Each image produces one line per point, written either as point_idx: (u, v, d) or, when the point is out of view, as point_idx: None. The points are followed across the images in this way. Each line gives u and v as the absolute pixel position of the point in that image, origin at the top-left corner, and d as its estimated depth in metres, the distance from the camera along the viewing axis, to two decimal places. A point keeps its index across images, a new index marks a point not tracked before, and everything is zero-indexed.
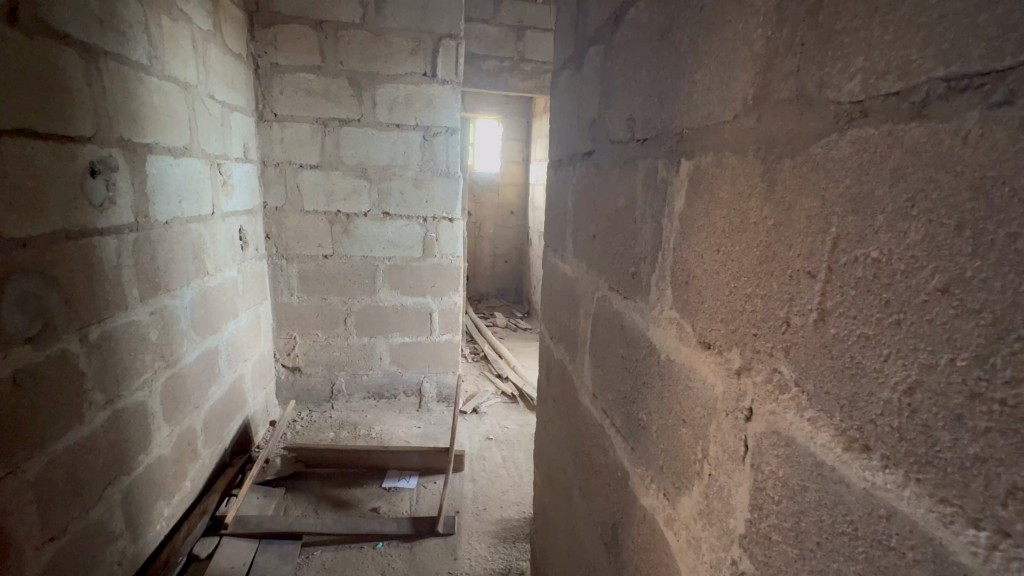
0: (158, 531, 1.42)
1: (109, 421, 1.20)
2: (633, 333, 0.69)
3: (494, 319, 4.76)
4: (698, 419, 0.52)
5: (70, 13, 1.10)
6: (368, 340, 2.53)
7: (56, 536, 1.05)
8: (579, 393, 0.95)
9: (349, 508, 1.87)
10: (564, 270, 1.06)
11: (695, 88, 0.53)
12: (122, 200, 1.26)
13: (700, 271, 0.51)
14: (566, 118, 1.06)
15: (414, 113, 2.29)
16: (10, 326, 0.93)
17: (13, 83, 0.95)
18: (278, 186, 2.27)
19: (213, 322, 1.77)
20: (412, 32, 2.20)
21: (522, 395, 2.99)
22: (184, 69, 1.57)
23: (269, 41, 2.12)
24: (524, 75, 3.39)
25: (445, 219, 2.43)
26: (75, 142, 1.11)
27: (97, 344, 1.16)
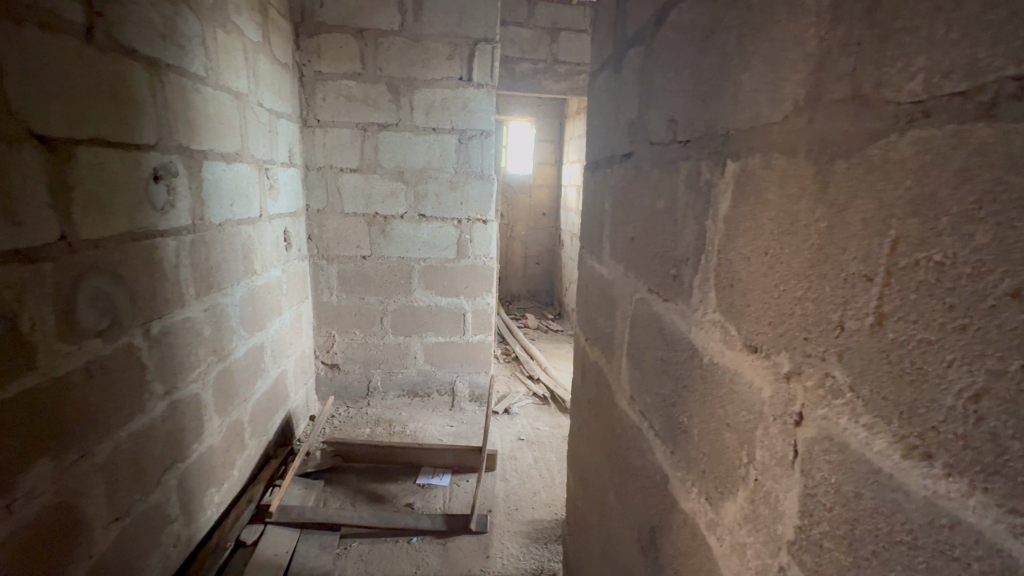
0: (209, 517, 1.50)
1: (167, 410, 1.28)
2: (675, 336, 0.68)
3: (526, 320, 4.78)
4: (743, 422, 0.51)
5: (137, 30, 1.18)
6: (403, 339, 2.59)
7: (120, 516, 1.13)
8: (616, 396, 0.94)
9: (385, 502, 1.92)
10: (601, 272, 1.06)
11: (742, 89, 0.52)
12: (180, 204, 1.34)
13: (746, 273, 0.51)
14: (603, 120, 1.06)
15: (449, 117, 2.34)
16: (84, 320, 1.01)
17: (89, 96, 1.03)
18: (319, 189, 2.35)
19: (260, 319, 1.86)
20: (449, 37, 2.25)
21: (553, 396, 2.99)
22: (236, 79, 1.65)
23: (313, 50, 2.21)
24: (557, 76, 3.40)
25: (479, 221, 2.46)
26: (140, 149, 1.19)
27: (157, 338, 1.24)
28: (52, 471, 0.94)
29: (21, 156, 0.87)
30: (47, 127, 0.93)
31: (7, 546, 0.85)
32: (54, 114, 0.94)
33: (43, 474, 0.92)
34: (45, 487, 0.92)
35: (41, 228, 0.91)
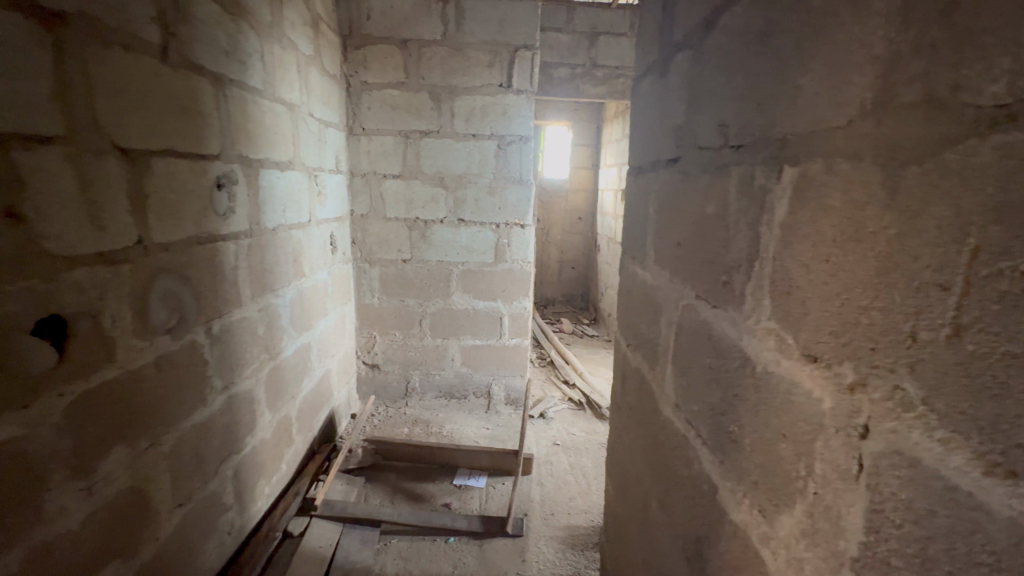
0: (260, 507, 1.57)
1: (224, 405, 1.36)
2: (724, 344, 0.67)
3: (561, 325, 4.76)
4: (801, 434, 0.50)
5: (205, 48, 1.26)
6: (441, 341, 2.64)
7: (183, 503, 1.20)
8: (660, 403, 0.93)
9: (423, 501, 1.95)
10: (644, 277, 1.05)
11: (801, 92, 0.51)
12: (239, 210, 1.42)
13: (805, 281, 0.50)
14: (648, 124, 1.06)
15: (489, 123, 2.37)
16: (155, 318, 1.09)
17: (162, 111, 1.11)
18: (364, 195, 2.43)
19: (308, 319, 1.94)
20: (490, 45, 2.29)
21: (589, 402, 2.96)
22: (290, 91, 1.74)
23: (360, 62, 2.29)
24: (596, 81, 3.39)
25: (517, 225, 2.48)
26: (206, 159, 1.27)
27: (218, 336, 1.32)
28: (127, 457, 1.01)
29: (105, 167, 0.95)
30: (127, 140, 1.00)
31: (88, 525, 0.92)
32: (133, 128, 1.02)
33: (119, 459, 0.99)
34: (120, 472, 0.99)
35: (122, 233, 0.99)
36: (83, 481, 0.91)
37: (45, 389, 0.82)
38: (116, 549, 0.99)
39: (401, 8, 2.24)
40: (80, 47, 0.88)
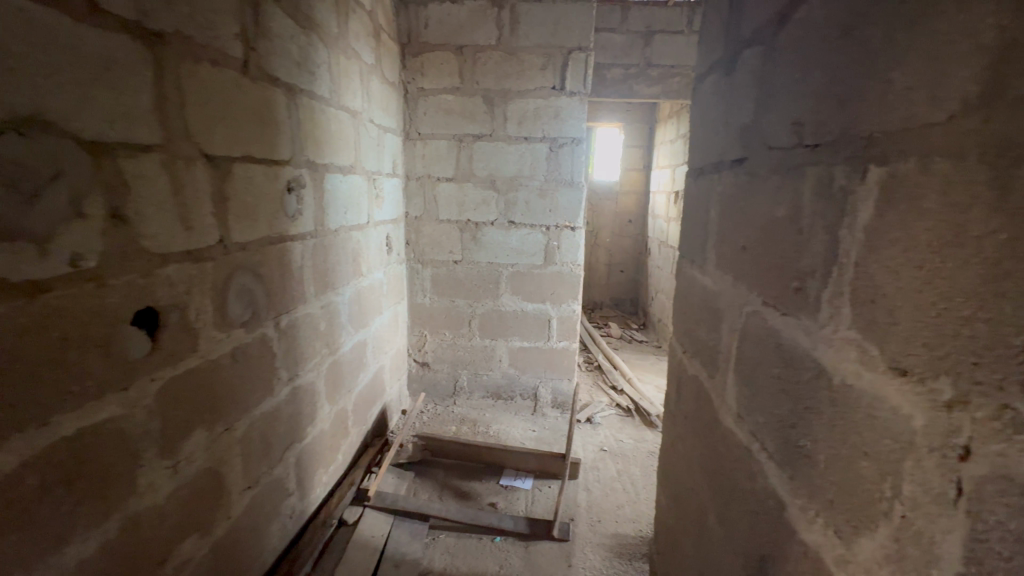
0: (318, 495, 1.66)
1: (289, 396, 1.44)
2: (796, 354, 0.64)
3: (609, 330, 4.69)
4: (884, 452, 0.47)
5: (280, 61, 1.34)
6: (489, 341, 2.67)
7: (252, 485, 1.29)
8: (719, 413, 0.90)
9: (470, 499, 1.98)
10: (704, 283, 1.02)
11: (891, 88, 0.48)
12: (306, 212, 1.51)
13: (894, 289, 0.46)
14: (710, 123, 1.02)
15: (542, 125, 2.38)
16: (232, 312, 1.17)
17: (243, 119, 1.20)
18: (418, 198, 2.50)
19: (364, 317, 2.03)
20: (543, 48, 2.29)
21: (638, 409, 2.89)
22: (353, 98, 1.83)
23: (417, 69, 2.36)
24: (650, 80, 3.32)
25: (567, 228, 2.48)
26: (279, 164, 1.36)
27: (285, 330, 1.40)
28: (205, 440, 1.09)
29: (194, 172, 1.04)
30: (212, 147, 1.09)
31: (171, 501, 1.00)
32: (217, 136, 1.11)
33: (199, 442, 1.08)
34: (200, 453, 1.08)
35: (205, 233, 1.08)
36: (169, 460, 0.99)
37: (140, 373, 0.90)
38: (194, 525, 1.08)
39: (457, 16, 2.29)
40: (174, 62, 0.97)
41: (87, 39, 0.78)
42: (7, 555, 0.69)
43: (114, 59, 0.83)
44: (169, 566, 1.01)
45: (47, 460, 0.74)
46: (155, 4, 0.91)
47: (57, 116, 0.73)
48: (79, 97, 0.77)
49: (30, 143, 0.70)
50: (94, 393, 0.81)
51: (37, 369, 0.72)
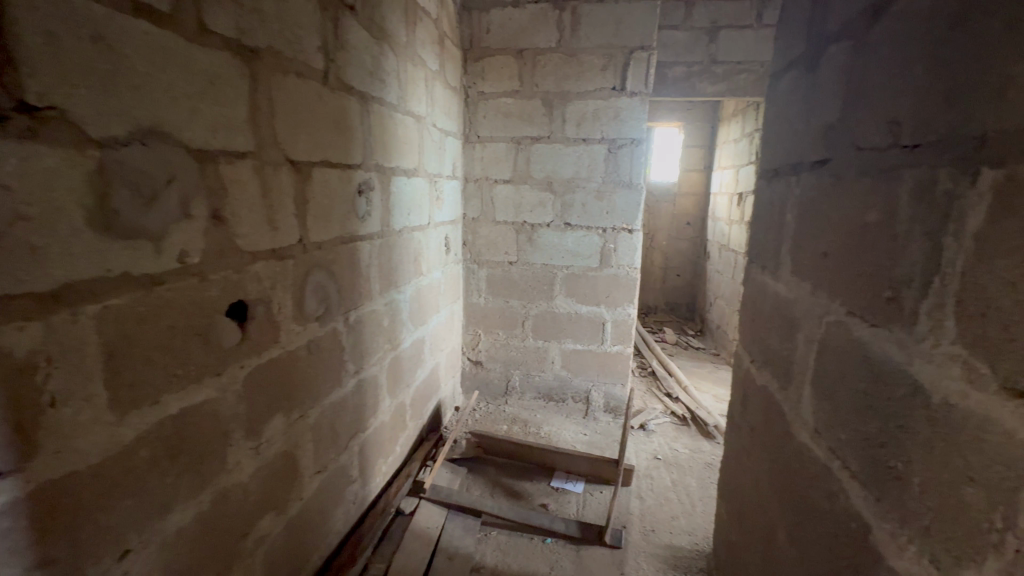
0: (378, 483, 1.73)
1: (355, 388, 1.52)
2: (886, 368, 0.60)
3: (664, 335, 4.56)
4: (995, 480, 0.43)
5: (355, 70, 1.42)
6: (542, 343, 2.68)
7: (321, 470, 1.37)
8: (793, 427, 0.86)
9: (521, 499, 1.99)
10: (776, 289, 0.98)
11: (1011, 84, 0.44)
12: (374, 213, 1.58)
13: (1011, 302, 0.43)
14: (788, 123, 0.98)
15: (601, 127, 2.36)
16: (309, 306, 1.25)
17: (322, 127, 1.27)
18: (476, 199, 2.55)
19: (423, 314, 2.10)
20: (604, 48, 2.27)
21: (694, 418, 2.80)
22: (418, 103, 1.90)
23: (478, 73, 2.41)
24: (715, 78, 3.19)
25: (624, 230, 2.44)
26: (352, 168, 1.44)
27: (353, 325, 1.48)
28: (283, 425, 1.18)
29: (280, 177, 1.12)
30: (296, 154, 1.17)
31: (254, 480, 1.09)
32: (300, 143, 1.19)
33: (278, 426, 1.16)
34: (278, 437, 1.16)
35: (288, 233, 1.16)
36: (254, 441, 1.08)
37: (231, 361, 0.99)
38: (271, 504, 1.16)
39: (519, 20, 2.32)
40: (266, 76, 1.05)
41: (198, 57, 0.86)
42: (123, 517, 0.77)
43: (218, 74, 0.91)
44: (250, 540, 1.10)
45: (155, 435, 0.82)
46: (252, 23, 1.00)
47: (171, 127, 0.82)
48: (189, 110, 0.85)
49: (152, 152, 0.78)
50: (194, 377, 0.89)
51: (150, 353, 0.80)
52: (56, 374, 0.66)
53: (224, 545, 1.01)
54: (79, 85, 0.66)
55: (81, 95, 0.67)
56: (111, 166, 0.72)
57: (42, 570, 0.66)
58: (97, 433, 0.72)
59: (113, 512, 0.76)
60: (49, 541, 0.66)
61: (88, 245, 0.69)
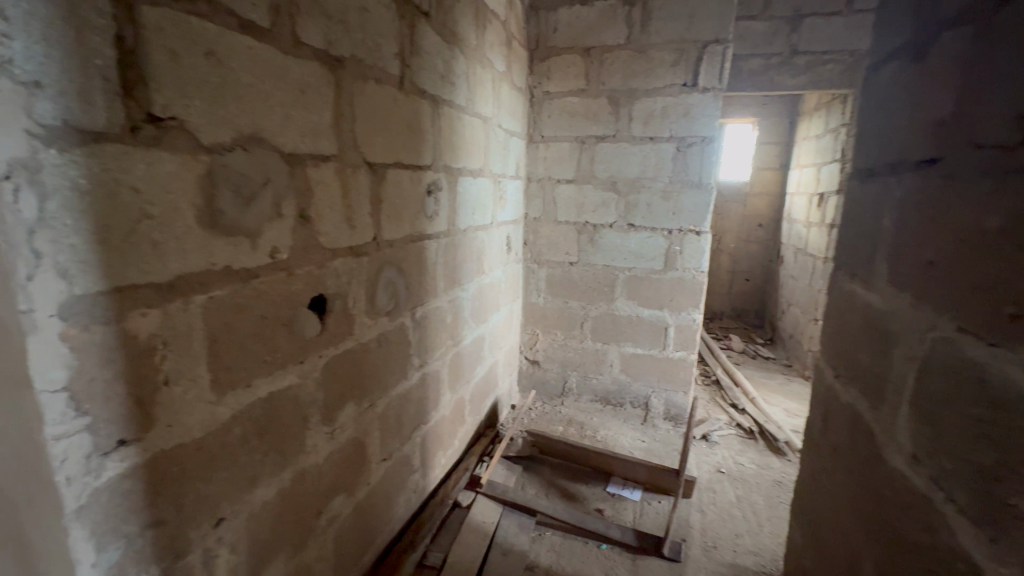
0: (436, 475, 1.79)
1: (419, 381, 1.58)
2: (1007, 394, 0.54)
3: (729, 343, 4.34)
4: None
5: (428, 75, 1.47)
6: (601, 345, 2.64)
7: (387, 458, 1.43)
8: (885, 452, 0.79)
9: (576, 502, 1.98)
10: (868, 300, 0.90)
11: None
12: (441, 212, 1.63)
13: None
14: (887, 119, 0.89)
15: (669, 124, 2.28)
16: (380, 302, 1.32)
17: (396, 130, 1.33)
18: (538, 199, 2.55)
19: (484, 312, 2.13)
20: (676, 43, 2.19)
21: (762, 432, 2.64)
22: (485, 105, 1.93)
23: (544, 73, 2.41)
24: (796, 70, 2.99)
25: (691, 232, 2.35)
26: (422, 169, 1.49)
27: (419, 321, 1.53)
28: (355, 413, 1.25)
29: (359, 178, 1.18)
30: (373, 156, 1.23)
31: (328, 463, 1.16)
32: (377, 145, 1.25)
33: (350, 414, 1.23)
34: (350, 424, 1.23)
35: (364, 231, 1.22)
36: (328, 427, 1.15)
37: (312, 350, 1.06)
38: (342, 487, 1.23)
39: (587, 17, 2.29)
40: (349, 83, 1.11)
41: (291, 68, 0.93)
42: (218, 489, 0.85)
43: (307, 83, 0.98)
44: (323, 519, 1.17)
45: (247, 415, 0.90)
46: (338, 34, 1.06)
47: (267, 133, 0.89)
48: (283, 117, 0.92)
49: (251, 157, 0.85)
50: (280, 364, 0.97)
51: (244, 341, 0.87)
52: (170, 356, 0.74)
53: (301, 521, 1.09)
54: (195, 97, 0.74)
55: (196, 106, 0.74)
56: (218, 171, 0.79)
57: (152, 530, 0.74)
58: (200, 411, 0.80)
59: (211, 483, 0.84)
60: (158, 505, 0.75)
61: (198, 241, 0.76)
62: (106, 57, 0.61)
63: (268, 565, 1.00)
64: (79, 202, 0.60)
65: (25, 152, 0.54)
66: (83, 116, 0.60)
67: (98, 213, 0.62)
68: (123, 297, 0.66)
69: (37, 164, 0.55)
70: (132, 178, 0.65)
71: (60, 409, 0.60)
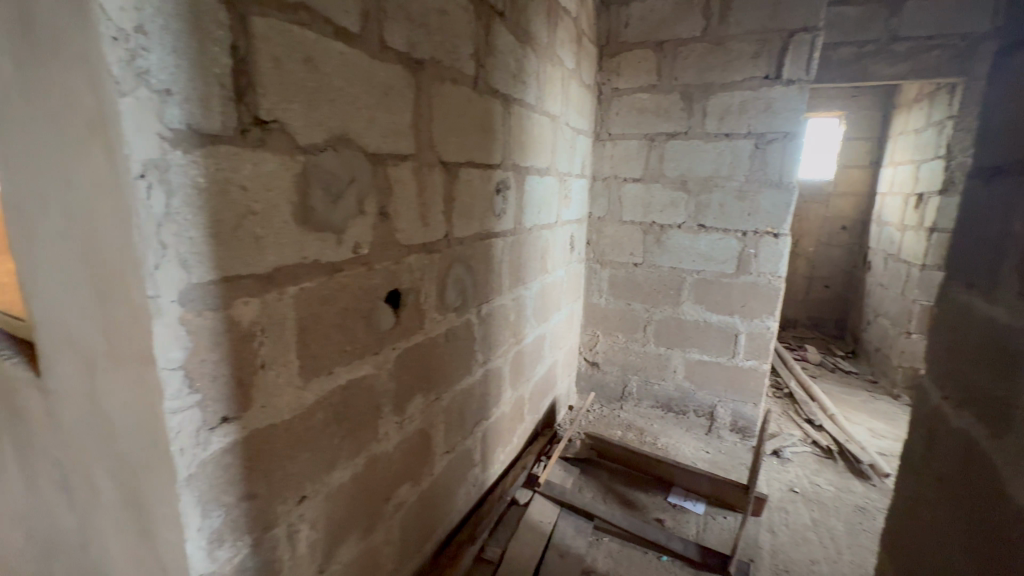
0: (494, 471, 1.81)
1: (482, 377, 1.60)
2: None
3: (805, 354, 4.04)
4: None
5: (500, 74, 1.48)
6: (664, 350, 2.55)
7: (450, 450, 1.46)
8: (1009, 487, 0.70)
9: (635, 510, 1.93)
10: (989, 315, 0.80)
11: None
12: (509, 211, 1.64)
13: None
14: (1018, 109, 0.79)
15: (747, 120, 2.15)
16: (449, 298, 1.34)
17: (468, 129, 1.35)
18: (603, 198, 2.50)
19: (546, 311, 2.13)
20: (758, 34, 2.07)
21: (842, 452, 2.44)
22: (554, 103, 1.92)
23: (614, 69, 2.36)
24: (895, 57, 2.72)
25: (769, 234, 2.22)
26: (492, 168, 1.50)
27: (484, 317, 1.55)
28: (422, 405, 1.29)
29: (434, 177, 1.21)
30: (447, 155, 1.26)
31: (397, 452, 1.20)
32: (451, 144, 1.27)
33: (418, 406, 1.27)
34: (418, 415, 1.27)
35: (437, 229, 1.25)
36: (398, 417, 1.19)
37: (386, 343, 1.10)
38: (408, 476, 1.28)
39: (661, 10, 2.21)
40: (428, 84, 1.14)
41: (377, 71, 0.97)
42: (302, 468, 0.91)
43: (391, 85, 1.02)
44: (391, 505, 1.22)
45: (329, 401, 0.95)
46: (419, 38, 1.09)
47: (354, 134, 0.93)
48: (369, 118, 0.96)
49: (340, 156, 0.90)
50: (359, 354, 1.02)
51: (329, 331, 0.93)
52: (267, 342, 0.79)
53: (371, 505, 1.14)
54: (294, 100, 0.79)
55: (295, 109, 0.79)
56: (312, 170, 0.84)
57: (247, 501, 0.81)
58: (290, 395, 0.86)
59: (297, 461, 0.89)
60: (252, 479, 0.81)
61: (293, 236, 0.82)
62: (223, 65, 0.67)
63: (342, 544, 1.06)
64: (198, 199, 0.66)
65: (156, 153, 0.61)
66: (203, 120, 0.65)
67: (213, 209, 0.68)
68: (230, 287, 0.72)
69: (166, 164, 0.62)
70: (240, 177, 0.71)
71: (176, 385, 0.67)
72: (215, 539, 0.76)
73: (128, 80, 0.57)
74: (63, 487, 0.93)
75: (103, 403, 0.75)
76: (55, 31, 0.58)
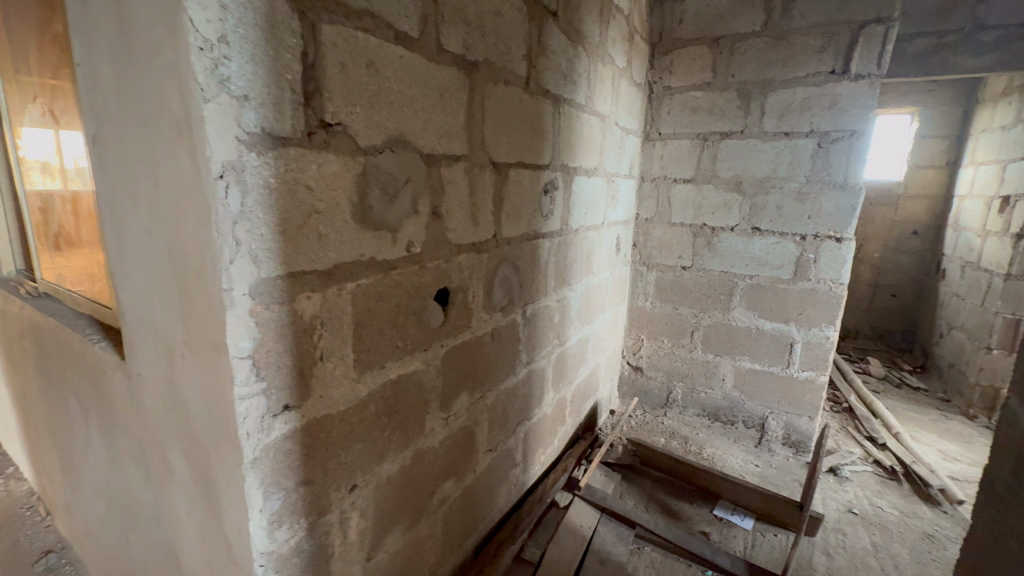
0: (534, 472, 1.81)
1: (526, 377, 1.60)
2: None
3: (867, 367, 3.78)
4: None
5: (552, 74, 1.48)
6: (713, 357, 2.46)
7: (492, 449, 1.47)
8: None
9: (679, 521, 1.87)
10: None
11: None
12: (556, 211, 1.63)
13: None
14: None
15: (810, 118, 2.05)
16: (496, 297, 1.35)
17: (518, 129, 1.35)
18: (651, 199, 2.44)
19: (590, 313, 2.10)
20: (824, 27, 1.96)
21: (908, 473, 2.27)
22: (604, 102, 1.89)
23: (666, 67, 2.29)
24: (980, 48, 2.49)
25: (831, 238, 2.10)
26: (541, 168, 1.50)
27: (529, 318, 1.56)
28: (467, 403, 1.30)
29: (484, 177, 1.23)
30: (498, 155, 1.27)
31: (442, 447, 1.23)
32: (502, 145, 1.28)
33: (463, 403, 1.28)
34: (462, 412, 1.29)
35: (485, 228, 1.26)
36: (444, 413, 1.21)
37: (435, 340, 1.13)
38: (452, 471, 1.30)
39: (718, 5, 2.13)
40: (481, 85, 1.16)
41: (434, 73, 0.99)
42: (354, 458, 0.94)
43: (446, 87, 1.03)
44: (435, 499, 1.24)
45: (380, 395, 0.98)
46: (474, 40, 1.11)
47: (411, 135, 0.95)
48: (424, 120, 0.99)
49: (397, 157, 0.93)
50: (409, 350, 1.04)
51: (382, 327, 0.96)
52: (326, 335, 0.83)
53: (417, 498, 1.16)
54: (357, 103, 0.82)
55: (358, 112, 0.82)
56: (371, 171, 0.87)
57: (304, 487, 0.84)
58: (345, 387, 0.89)
59: (350, 452, 0.93)
60: (310, 466, 0.84)
61: (352, 234, 0.85)
62: (294, 71, 0.71)
63: (389, 534, 1.09)
64: (269, 198, 0.70)
65: (234, 154, 0.65)
66: (276, 123, 0.69)
67: (281, 208, 0.71)
68: (294, 282, 0.75)
69: (243, 165, 0.66)
70: (307, 177, 0.74)
71: (245, 373, 0.71)
72: (274, 520, 0.80)
73: (211, 87, 0.61)
74: (141, 464, 1.01)
75: (180, 388, 0.81)
76: (150, 43, 0.64)
